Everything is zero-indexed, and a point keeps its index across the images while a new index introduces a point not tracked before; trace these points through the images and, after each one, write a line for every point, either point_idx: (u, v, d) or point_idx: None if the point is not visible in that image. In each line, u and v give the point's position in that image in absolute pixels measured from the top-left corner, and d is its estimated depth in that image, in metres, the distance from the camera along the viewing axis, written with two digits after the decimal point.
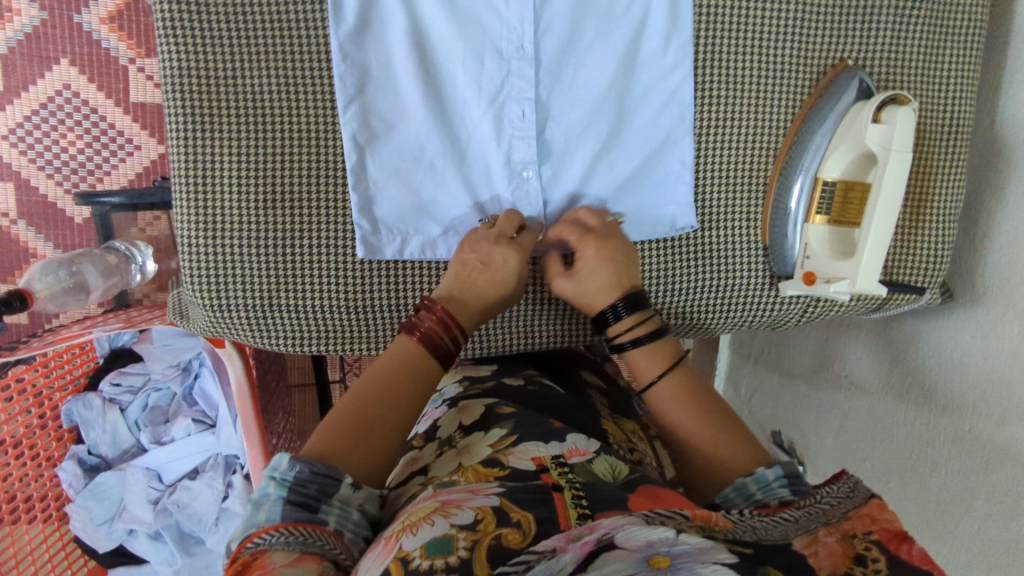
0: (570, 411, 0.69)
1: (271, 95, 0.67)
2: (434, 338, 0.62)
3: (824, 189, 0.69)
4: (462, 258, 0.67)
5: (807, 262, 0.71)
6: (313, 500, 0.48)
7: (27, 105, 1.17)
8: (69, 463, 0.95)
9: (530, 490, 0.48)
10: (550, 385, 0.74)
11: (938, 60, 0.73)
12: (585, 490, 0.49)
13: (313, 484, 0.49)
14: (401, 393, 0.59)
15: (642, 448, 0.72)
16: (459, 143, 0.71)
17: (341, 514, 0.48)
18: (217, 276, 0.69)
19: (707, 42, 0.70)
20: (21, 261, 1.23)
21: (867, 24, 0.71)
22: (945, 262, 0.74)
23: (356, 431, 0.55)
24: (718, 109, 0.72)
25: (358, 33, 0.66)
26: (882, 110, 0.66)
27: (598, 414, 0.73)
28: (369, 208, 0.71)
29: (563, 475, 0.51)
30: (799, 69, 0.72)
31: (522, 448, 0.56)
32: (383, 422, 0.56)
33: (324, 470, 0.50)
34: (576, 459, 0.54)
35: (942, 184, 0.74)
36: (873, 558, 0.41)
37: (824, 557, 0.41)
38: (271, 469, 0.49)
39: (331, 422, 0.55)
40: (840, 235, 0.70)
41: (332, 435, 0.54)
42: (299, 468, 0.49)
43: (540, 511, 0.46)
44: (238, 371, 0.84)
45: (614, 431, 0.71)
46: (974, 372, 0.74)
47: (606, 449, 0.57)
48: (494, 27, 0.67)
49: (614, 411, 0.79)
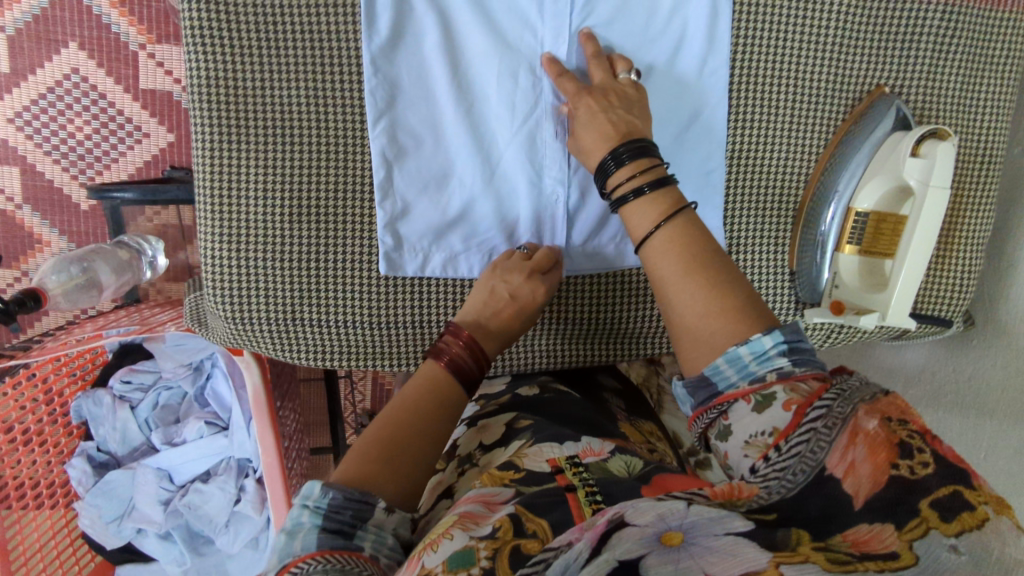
0: (588, 414, 0.68)
1: (299, 105, 0.65)
2: (459, 363, 0.64)
3: (857, 219, 0.71)
4: (493, 286, 0.68)
5: (835, 292, 0.73)
6: (349, 526, 0.48)
7: (34, 89, 1.15)
8: (77, 460, 0.95)
9: (546, 494, 0.48)
10: (565, 391, 0.73)
11: (974, 91, 0.72)
12: (598, 486, 0.48)
13: (347, 509, 0.49)
14: (429, 419, 0.60)
15: (661, 447, 0.71)
16: (489, 157, 0.70)
17: (376, 538, 0.49)
18: (241, 288, 0.68)
19: (744, 64, 0.69)
20: (27, 247, 1.22)
21: (907, 50, 0.70)
22: (970, 292, 0.74)
23: (389, 456, 0.55)
24: (751, 132, 0.71)
25: (390, 46, 0.65)
26: (922, 143, 0.68)
27: (614, 417, 0.71)
28: (392, 224, 0.69)
29: (578, 474, 0.51)
30: (836, 93, 0.71)
31: (536, 450, 0.57)
32: (415, 447, 0.57)
33: (357, 495, 0.50)
34: (590, 459, 0.54)
35: (973, 214, 0.74)
36: (918, 449, 0.38)
37: (863, 478, 0.38)
38: (304, 497, 0.49)
39: (363, 448, 0.55)
40: (869, 265, 0.72)
41: (365, 461, 0.54)
42: (333, 495, 0.49)
43: (554, 516, 0.45)
44: (255, 378, 0.83)
45: (631, 433, 0.68)
46: (999, 401, 0.75)
47: (621, 449, 0.57)
48: (530, 43, 0.66)
49: (632, 414, 0.76)
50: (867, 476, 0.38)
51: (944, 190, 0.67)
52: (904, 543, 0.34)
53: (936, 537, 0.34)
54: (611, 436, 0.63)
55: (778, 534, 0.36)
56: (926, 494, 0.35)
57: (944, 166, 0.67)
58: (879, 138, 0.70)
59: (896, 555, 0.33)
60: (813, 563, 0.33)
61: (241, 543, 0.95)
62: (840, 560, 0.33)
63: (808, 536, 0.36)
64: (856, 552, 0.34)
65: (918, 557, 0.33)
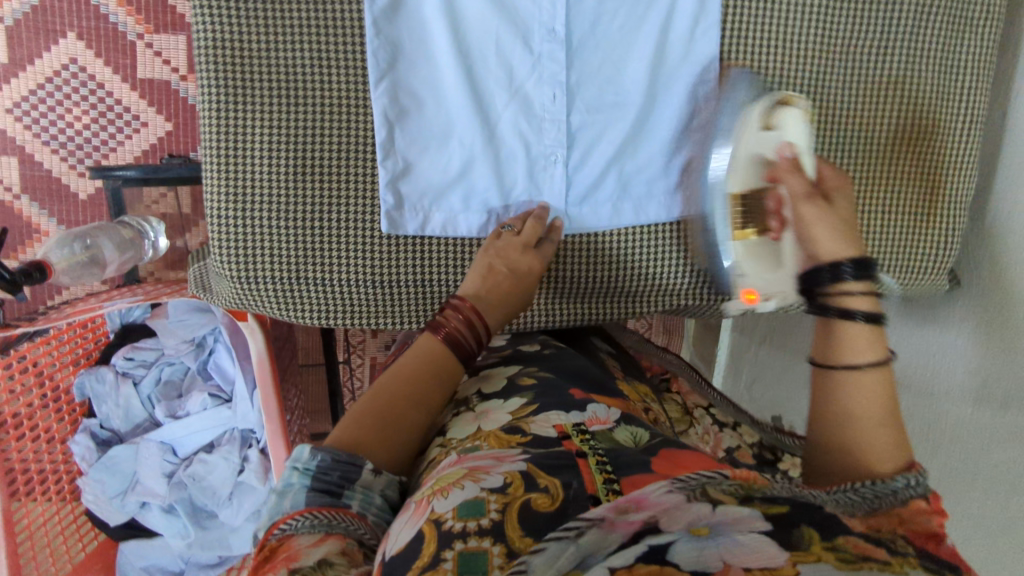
0: (590, 369, 0.70)
1: (303, 66, 0.67)
2: (458, 339, 0.64)
3: (741, 202, 0.66)
4: (491, 264, 0.70)
5: (745, 278, 0.68)
6: (337, 486, 0.49)
7: (32, 79, 1.16)
8: (81, 436, 0.96)
9: (555, 457, 0.49)
10: (564, 347, 0.75)
11: (957, 53, 0.77)
12: (607, 457, 0.49)
13: (335, 471, 0.50)
14: (424, 389, 0.60)
15: (658, 410, 0.72)
16: (488, 118, 0.72)
17: (364, 498, 0.50)
18: (248, 247, 0.70)
19: (734, 27, 0.73)
20: (24, 236, 1.22)
21: (891, 15, 0.75)
22: (955, 247, 0.80)
23: (379, 423, 0.56)
24: (744, 94, 0.75)
25: (391, 9, 0.67)
26: (771, 117, 0.66)
27: (614, 376, 0.73)
28: (394, 183, 0.72)
29: (585, 441, 0.51)
30: (824, 56, 0.75)
31: (543, 417, 0.57)
32: (407, 414, 0.58)
33: (345, 458, 0.51)
34: (597, 428, 0.55)
35: (960, 171, 0.79)
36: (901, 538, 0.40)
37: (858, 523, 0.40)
38: (293, 460, 0.50)
39: (356, 415, 0.56)
40: (762, 246, 0.65)
41: (358, 428, 0.55)
42: (321, 457, 0.50)
43: (565, 476, 0.46)
44: (259, 347, 0.85)
45: (630, 392, 0.70)
46: (977, 360, 0.77)
47: (627, 419, 0.58)
48: (526, 8, 0.69)
49: (627, 374, 0.78)
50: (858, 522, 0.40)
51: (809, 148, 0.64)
52: (897, 560, 0.35)
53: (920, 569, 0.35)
54: (617, 397, 0.65)
55: (794, 534, 0.36)
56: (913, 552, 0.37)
57: (797, 135, 0.64)
58: (748, 125, 0.67)
59: (889, 561, 0.35)
60: (826, 563, 0.33)
61: (244, 515, 0.97)
62: (848, 558, 0.34)
63: (819, 536, 0.36)
64: (858, 552, 0.35)
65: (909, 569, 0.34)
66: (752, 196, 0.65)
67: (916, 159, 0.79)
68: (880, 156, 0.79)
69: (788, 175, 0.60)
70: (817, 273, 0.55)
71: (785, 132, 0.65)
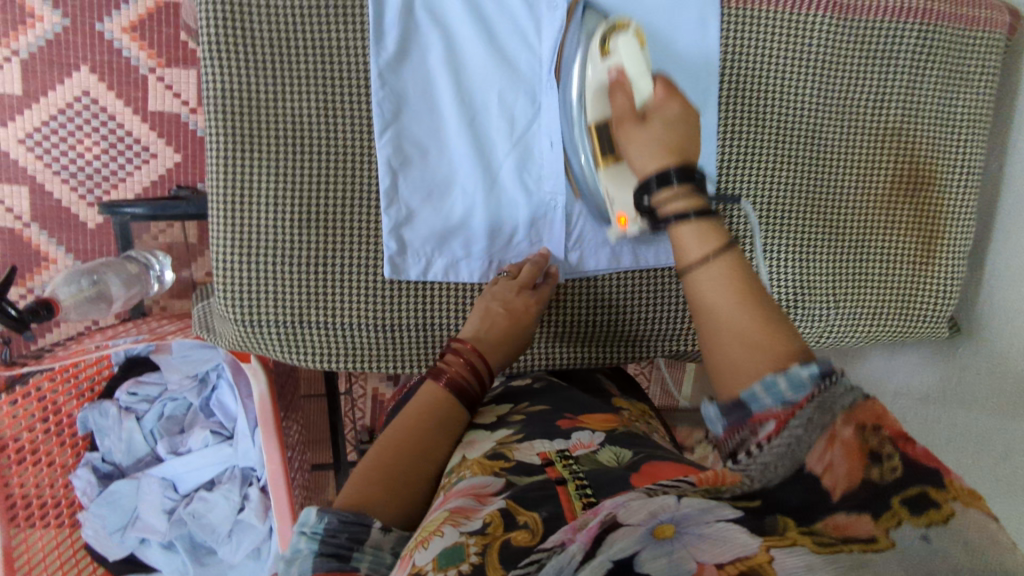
0: (580, 398, 0.70)
1: (310, 114, 0.69)
2: (460, 383, 0.65)
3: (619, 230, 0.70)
4: (486, 306, 0.71)
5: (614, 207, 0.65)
6: (346, 548, 0.49)
7: (45, 110, 1.18)
8: (83, 471, 0.97)
9: (539, 489, 0.49)
10: (557, 380, 0.76)
11: (952, 104, 0.79)
12: (587, 480, 0.50)
13: (343, 533, 0.50)
14: (430, 442, 0.60)
15: (655, 424, 0.74)
16: (490, 164, 0.74)
17: (374, 559, 0.50)
18: (252, 292, 0.71)
19: (733, 77, 0.75)
20: (33, 265, 1.23)
21: (888, 66, 0.77)
22: (955, 293, 0.82)
23: (388, 477, 0.56)
24: (742, 138, 0.76)
25: (396, 61, 0.69)
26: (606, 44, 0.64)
27: (610, 396, 0.75)
28: (397, 229, 0.73)
29: (567, 466, 0.52)
30: (824, 105, 0.77)
31: (527, 445, 0.58)
32: (416, 467, 0.58)
33: (353, 518, 0.51)
34: (580, 451, 0.56)
35: (955, 221, 0.81)
36: (887, 455, 0.38)
37: (838, 477, 0.38)
38: (301, 524, 0.51)
39: (365, 471, 0.57)
40: (618, 170, 0.63)
41: (366, 485, 0.55)
42: (328, 520, 0.51)
43: (546, 509, 0.46)
44: (261, 386, 0.86)
45: (626, 408, 0.72)
46: (977, 406, 0.78)
47: (612, 440, 0.58)
48: (529, 63, 0.72)
49: (626, 394, 0.80)
50: (842, 476, 0.38)
51: (641, 64, 0.61)
52: (881, 530, 0.35)
53: (909, 529, 0.34)
54: (607, 414, 0.67)
55: (767, 520, 0.37)
56: (897, 493, 0.36)
57: (624, 52, 0.62)
58: (593, 54, 0.66)
59: (875, 539, 0.34)
60: (801, 546, 0.34)
61: (243, 553, 0.96)
62: (826, 543, 0.34)
63: (793, 522, 0.37)
64: (838, 537, 0.35)
65: (895, 542, 0.34)
66: (603, 127, 0.64)
67: (915, 206, 0.81)
68: (881, 204, 0.80)
69: (614, 95, 0.61)
70: (646, 183, 0.55)
71: (618, 54, 0.63)
